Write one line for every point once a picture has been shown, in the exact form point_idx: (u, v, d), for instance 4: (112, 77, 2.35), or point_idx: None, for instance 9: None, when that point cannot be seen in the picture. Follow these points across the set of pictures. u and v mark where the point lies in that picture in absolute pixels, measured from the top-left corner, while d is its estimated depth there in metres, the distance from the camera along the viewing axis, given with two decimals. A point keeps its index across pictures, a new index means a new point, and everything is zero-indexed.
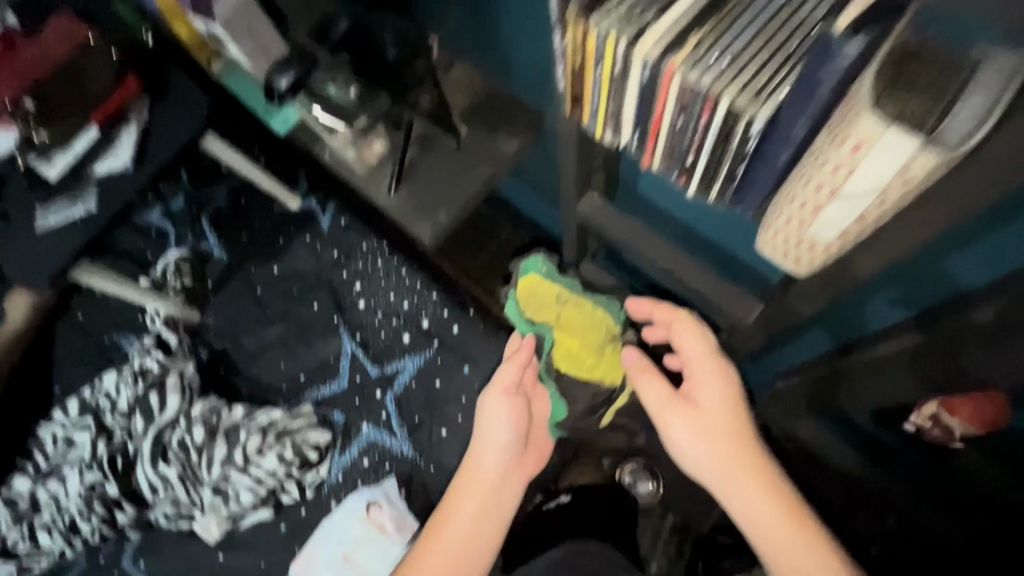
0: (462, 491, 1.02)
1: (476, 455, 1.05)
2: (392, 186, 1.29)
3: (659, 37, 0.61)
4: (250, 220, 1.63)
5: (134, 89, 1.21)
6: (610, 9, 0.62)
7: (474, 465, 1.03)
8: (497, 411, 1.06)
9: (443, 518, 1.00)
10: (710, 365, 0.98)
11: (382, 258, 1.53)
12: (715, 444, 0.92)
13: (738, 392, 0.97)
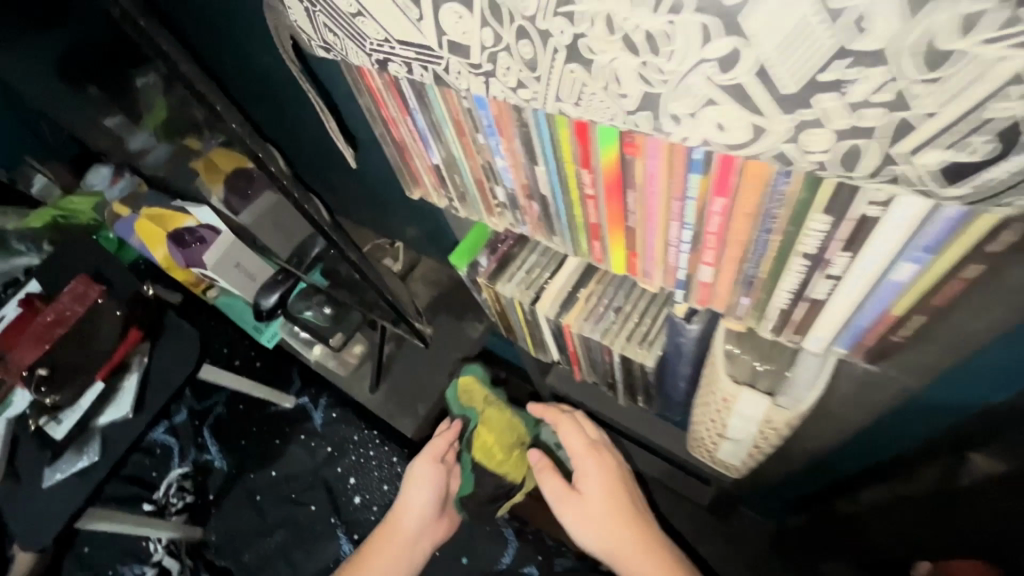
0: (388, 526, 1.22)
1: (409, 492, 1.23)
2: (370, 387, 1.43)
3: (554, 296, 0.73)
4: (248, 424, 1.68)
5: (135, 339, 1.34)
6: (511, 274, 0.75)
7: (402, 499, 1.23)
8: (422, 475, 1.22)
9: (378, 542, 1.20)
10: (586, 452, 1.14)
11: (374, 447, 1.58)
12: (594, 510, 1.07)
13: (615, 467, 1.13)
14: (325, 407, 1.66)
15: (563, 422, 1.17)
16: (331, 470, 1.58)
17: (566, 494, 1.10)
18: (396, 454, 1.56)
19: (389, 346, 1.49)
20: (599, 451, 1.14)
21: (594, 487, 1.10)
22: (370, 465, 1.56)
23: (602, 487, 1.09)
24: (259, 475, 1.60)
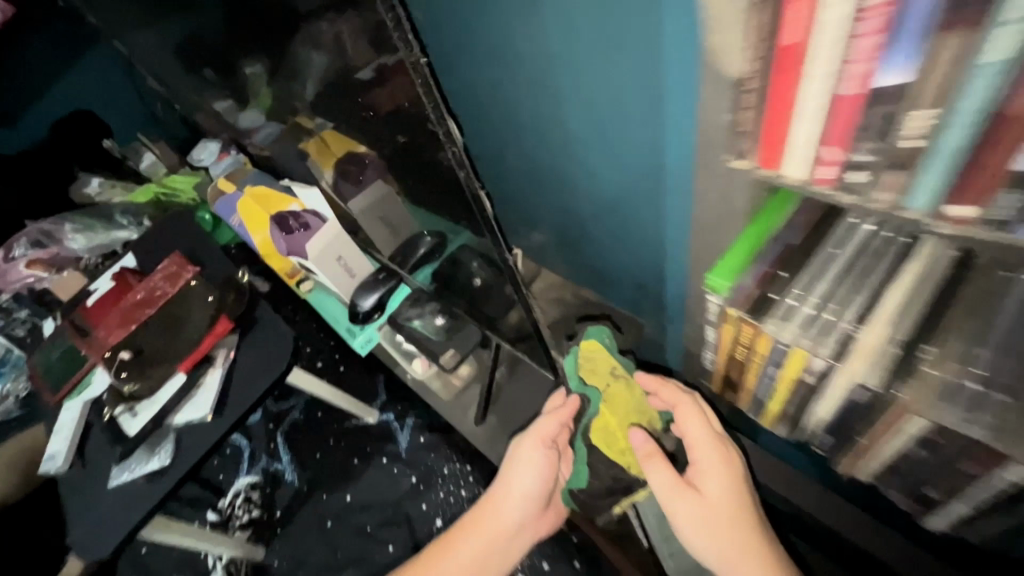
0: (480, 514, 1.00)
1: (508, 475, 1.01)
2: (478, 418, 1.17)
3: (870, 357, 0.51)
4: (325, 435, 1.51)
5: (223, 330, 1.18)
6: (793, 314, 0.54)
7: (499, 485, 1.01)
8: (531, 462, 0.99)
9: (463, 529, 0.99)
10: (709, 448, 0.87)
11: (468, 483, 1.35)
12: (713, 521, 0.81)
13: (741, 472, 0.85)
14: (414, 428, 1.45)
15: (685, 408, 0.90)
16: (414, 503, 1.35)
17: (681, 496, 0.84)
18: (493, 495, 1.32)
19: (502, 368, 1.23)
20: (725, 446, 0.87)
21: (719, 494, 0.83)
22: (463, 505, 1.33)
23: (727, 491, 0.83)
24: (332, 496, 1.41)
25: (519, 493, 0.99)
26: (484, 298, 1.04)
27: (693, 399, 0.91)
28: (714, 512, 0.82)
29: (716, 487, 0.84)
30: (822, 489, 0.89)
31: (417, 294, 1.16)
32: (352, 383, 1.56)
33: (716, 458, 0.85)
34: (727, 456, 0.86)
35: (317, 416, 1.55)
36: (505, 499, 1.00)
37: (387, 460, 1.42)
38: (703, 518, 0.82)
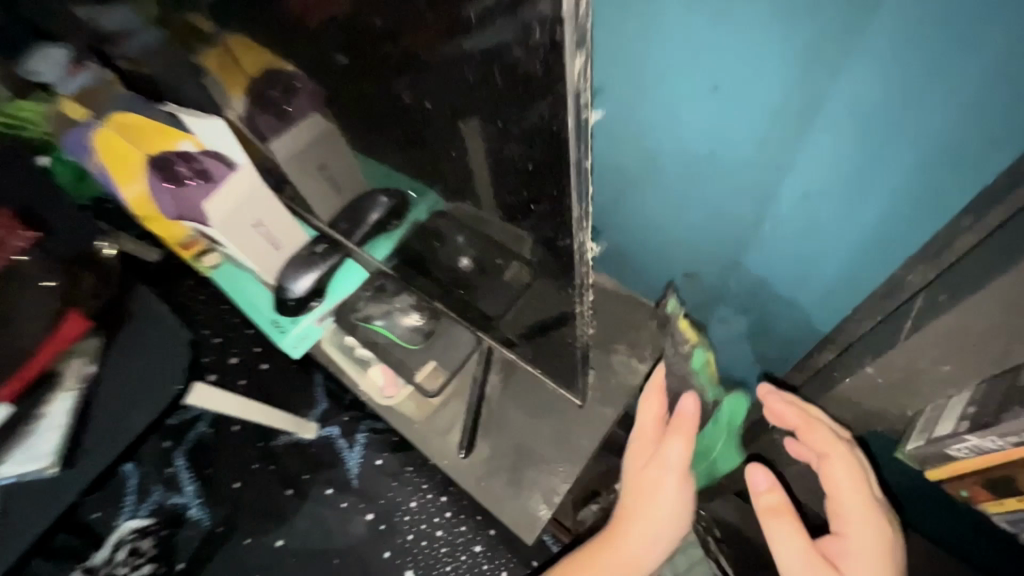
0: (586, 561, 0.76)
1: (637, 510, 0.77)
2: (463, 450, 0.86)
3: None
4: (245, 455, 1.15)
5: (74, 333, 0.70)
6: None
7: (630, 520, 0.77)
8: (671, 455, 0.78)
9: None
10: (861, 520, 0.72)
11: (444, 522, 1.02)
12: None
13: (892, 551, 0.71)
14: (367, 448, 1.12)
15: (840, 465, 0.72)
16: (371, 550, 1.04)
17: (813, 572, 0.71)
18: (480, 537, 1.00)
19: (495, 377, 0.92)
20: (886, 519, 0.72)
21: (866, 574, 0.70)
22: (438, 552, 1.01)
23: (875, 574, 0.70)
24: (258, 542, 1.08)
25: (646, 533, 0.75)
26: (487, 296, 0.71)
27: (851, 450, 0.73)
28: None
29: (864, 566, 0.70)
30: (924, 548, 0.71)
31: (379, 282, 0.80)
32: (281, 388, 1.21)
33: (871, 532, 0.71)
34: (885, 530, 0.72)
35: (232, 431, 1.17)
36: (629, 546, 0.75)
37: (332, 491, 1.10)
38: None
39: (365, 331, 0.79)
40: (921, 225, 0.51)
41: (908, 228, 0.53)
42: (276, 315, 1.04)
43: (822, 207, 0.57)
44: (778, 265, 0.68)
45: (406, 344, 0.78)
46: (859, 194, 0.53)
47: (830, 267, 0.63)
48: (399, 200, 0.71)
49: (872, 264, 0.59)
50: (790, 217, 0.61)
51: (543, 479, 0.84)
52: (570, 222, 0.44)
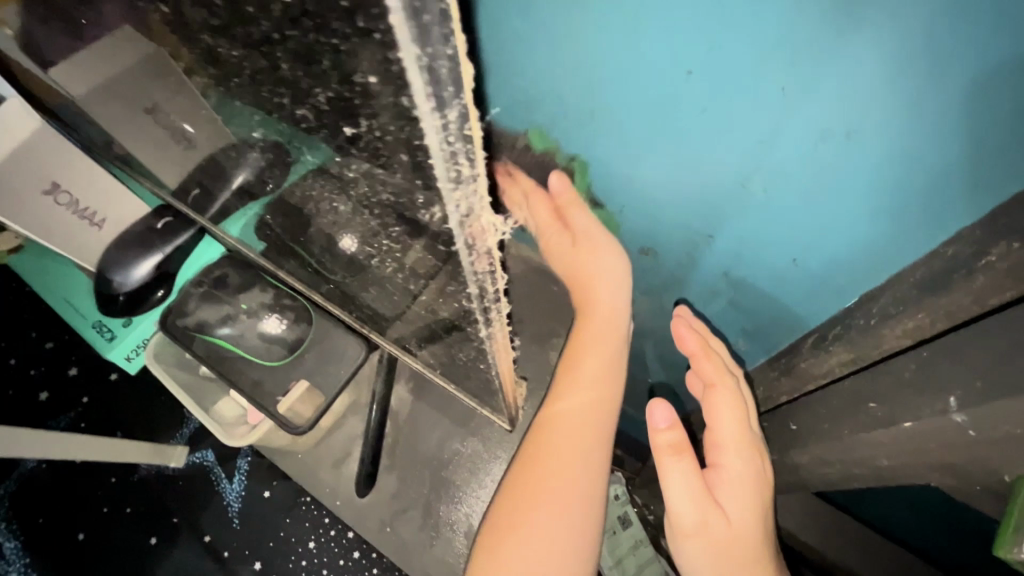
0: (539, 441, 0.52)
1: (583, 343, 0.56)
2: (363, 488, 0.66)
3: None
4: (90, 496, 0.89)
5: None
6: None
7: (577, 359, 0.55)
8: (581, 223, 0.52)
9: (523, 489, 0.50)
10: (739, 452, 0.51)
11: (351, 564, 0.82)
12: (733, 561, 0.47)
13: (761, 471, 0.51)
14: (250, 477, 0.89)
15: (729, 388, 0.53)
16: None
17: (706, 517, 0.48)
18: None
19: (404, 387, 0.71)
20: (761, 452, 0.52)
21: (753, 507, 0.50)
22: None
23: (755, 513, 0.50)
24: None
25: (602, 367, 0.54)
26: (371, 295, 0.49)
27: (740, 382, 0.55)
28: (743, 546, 0.48)
29: (742, 505, 0.49)
30: None
31: (222, 272, 0.56)
32: (139, 405, 0.95)
33: (749, 470, 0.50)
34: (753, 464, 0.51)
35: (71, 464, 0.91)
36: (578, 399, 0.53)
37: (207, 535, 0.86)
38: (731, 555, 0.48)
39: (203, 344, 0.55)
40: (922, 233, 0.33)
41: (900, 237, 0.34)
42: (102, 315, 0.77)
43: (783, 206, 0.37)
44: (728, 275, 0.50)
45: (265, 362, 0.55)
46: (828, 201, 0.34)
47: (791, 282, 0.45)
48: (264, 153, 0.47)
49: (862, 271, 0.39)
50: (737, 219, 0.41)
51: (466, 517, 0.66)
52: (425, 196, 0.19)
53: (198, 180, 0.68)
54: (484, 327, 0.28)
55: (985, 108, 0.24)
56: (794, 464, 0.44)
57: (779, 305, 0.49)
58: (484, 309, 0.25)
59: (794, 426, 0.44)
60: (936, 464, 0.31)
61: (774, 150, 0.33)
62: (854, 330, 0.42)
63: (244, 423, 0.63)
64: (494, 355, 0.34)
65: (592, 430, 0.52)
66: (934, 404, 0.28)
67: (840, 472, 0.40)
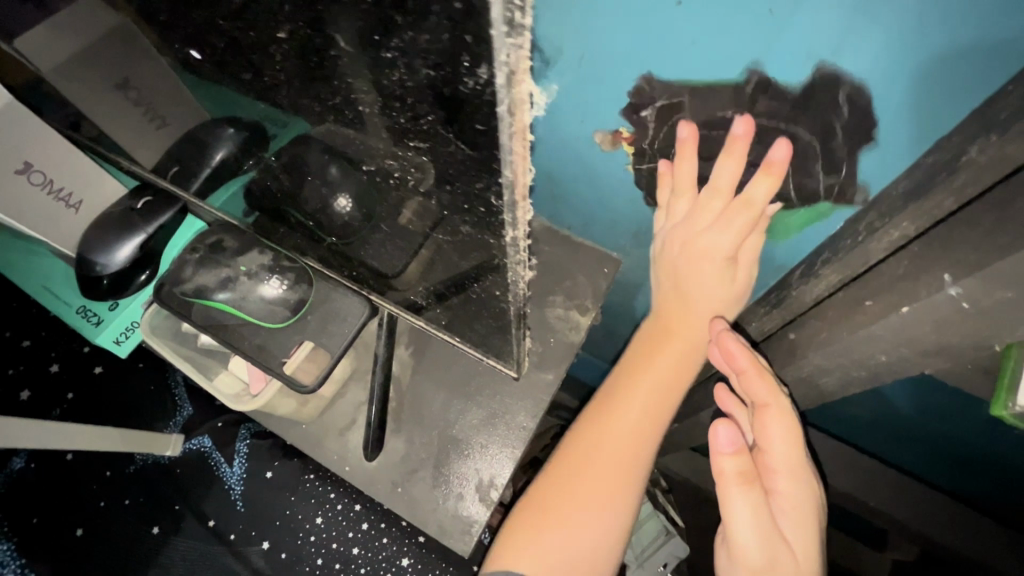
0: (597, 445, 0.56)
1: (647, 364, 0.58)
2: (371, 450, 0.66)
3: None
4: (85, 492, 0.87)
5: None
6: None
7: (638, 378, 0.57)
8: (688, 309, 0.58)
9: (568, 487, 0.56)
10: (791, 476, 0.52)
11: (360, 536, 0.83)
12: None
13: (812, 490, 0.53)
14: (250, 459, 0.88)
15: (785, 418, 0.51)
16: None
17: (770, 550, 0.50)
18: (407, 548, 0.82)
19: (404, 352, 0.72)
20: (808, 470, 0.54)
21: (801, 535, 0.52)
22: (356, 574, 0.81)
23: (809, 536, 0.52)
24: None
25: (671, 368, 0.57)
26: (375, 252, 0.50)
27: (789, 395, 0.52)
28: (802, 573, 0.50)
29: (795, 534, 0.52)
30: (912, 488, 0.65)
31: (216, 238, 0.55)
32: (127, 396, 0.93)
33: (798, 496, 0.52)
34: (802, 483, 0.53)
35: (62, 462, 0.88)
36: (631, 410, 0.56)
37: (211, 520, 0.85)
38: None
39: (201, 311, 0.55)
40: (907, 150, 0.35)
41: (881, 160, 0.36)
42: (86, 300, 0.75)
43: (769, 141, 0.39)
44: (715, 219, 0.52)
45: (270, 325, 0.54)
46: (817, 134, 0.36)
47: (776, 220, 0.47)
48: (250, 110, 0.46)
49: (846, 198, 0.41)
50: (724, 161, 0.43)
51: (476, 471, 0.66)
52: (465, 55, 0.18)
53: (179, 157, 0.67)
54: (513, 233, 0.27)
55: (963, 23, 0.26)
56: (795, 377, 0.46)
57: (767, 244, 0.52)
58: (517, 208, 0.24)
59: (791, 343, 0.47)
60: (936, 349, 0.33)
61: (765, 88, 0.34)
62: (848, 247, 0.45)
63: (245, 394, 0.62)
64: (513, 278, 0.34)
65: (640, 450, 0.56)
66: (930, 284, 0.30)
67: (839, 379, 0.42)
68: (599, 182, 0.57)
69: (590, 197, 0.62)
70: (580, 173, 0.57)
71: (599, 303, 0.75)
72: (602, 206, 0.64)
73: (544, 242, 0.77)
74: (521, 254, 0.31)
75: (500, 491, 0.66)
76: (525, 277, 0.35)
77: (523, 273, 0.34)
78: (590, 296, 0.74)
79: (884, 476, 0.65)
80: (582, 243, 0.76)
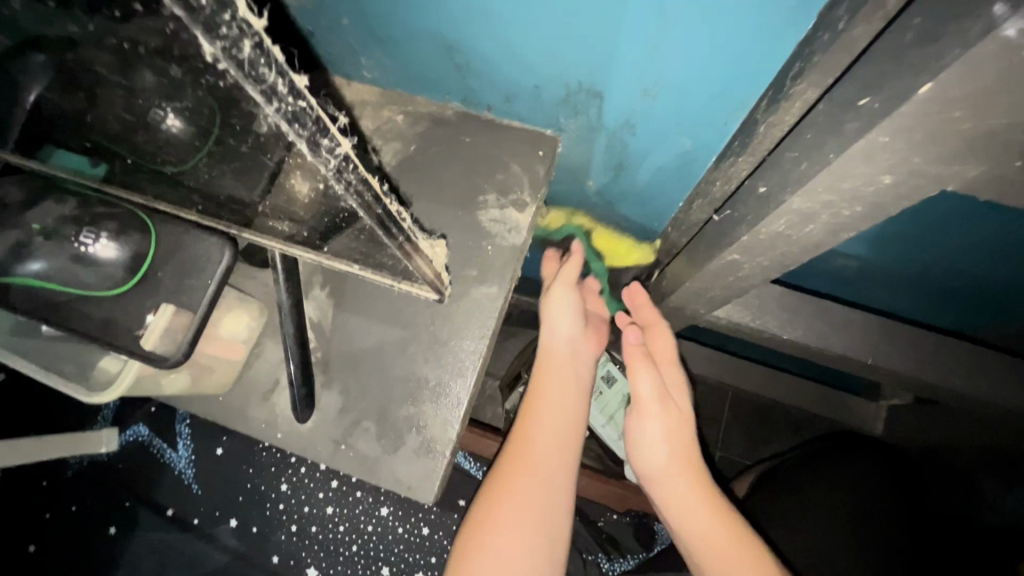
0: (517, 455, 0.56)
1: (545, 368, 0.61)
2: (300, 410, 0.57)
3: None
4: (23, 505, 0.79)
5: None
6: None
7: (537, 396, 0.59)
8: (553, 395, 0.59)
9: (498, 503, 0.54)
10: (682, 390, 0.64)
11: (331, 494, 0.77)
12: (673, 453, 0.60)
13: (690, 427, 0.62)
14: (197, 439, 0.80)
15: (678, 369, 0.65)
16: (250, 565, 0.76)
17: (660, 400, 0.61)
18: (384, 497, 0.76)
19: (320, 295, 0.61)
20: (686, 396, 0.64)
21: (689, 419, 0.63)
22: (335, 532, 0.76)
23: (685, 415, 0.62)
24: None
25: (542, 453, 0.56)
26: (217, 174, 0.38)
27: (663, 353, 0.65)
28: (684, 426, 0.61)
29: (679, 395, 0.64)
30: (910, 336, 0.58)
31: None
32: (43, 398, 0.82)
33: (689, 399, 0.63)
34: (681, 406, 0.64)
35: None
36: (527, 481, 0.55)
37: (169, 509, 0.78)
38: (676, 438, 0.61)
39: (21, 293, 0.42)
40: None
41: None
42: None
43: None
44: (652, 56, 0.41)
45: (114, 292, 0.43)
46: None
47: (720, 38, 0.36)
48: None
49: None
50: None
51: (425, 412, 0.58)
52: None
53: None
54: (211, 49, 0.20)
55: None
56: (767, 233, 0.36)
57: (717, 80, 0.40)
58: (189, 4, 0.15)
59: (761, 189, 0.35)
60: (970, 143, 0.22)
61: None
62: (825, 44, 0.32)
63: (98, 387, 0.49)
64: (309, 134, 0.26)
65: (554, 465, 0.56)
66: (967, 27, 0.19)
67: (827, 223, 0.32)
68: (507, 29, 0.45)
69: (496, 54, 0.49)
70: (480, 16, 0.44)
71: (538, 194, 0.63)
72: (519, 71, 0.51)
73: (463, 132, 0.64)
74: (282, 101, 0.23)
75: (457, 428, 0.58)
76: (335, 146, 0.27)
77: (328, 143, 0.26)
78: (526, 188, 0.63)
79: (878, 327, 0.58)
80: (507, 125, 0.63)
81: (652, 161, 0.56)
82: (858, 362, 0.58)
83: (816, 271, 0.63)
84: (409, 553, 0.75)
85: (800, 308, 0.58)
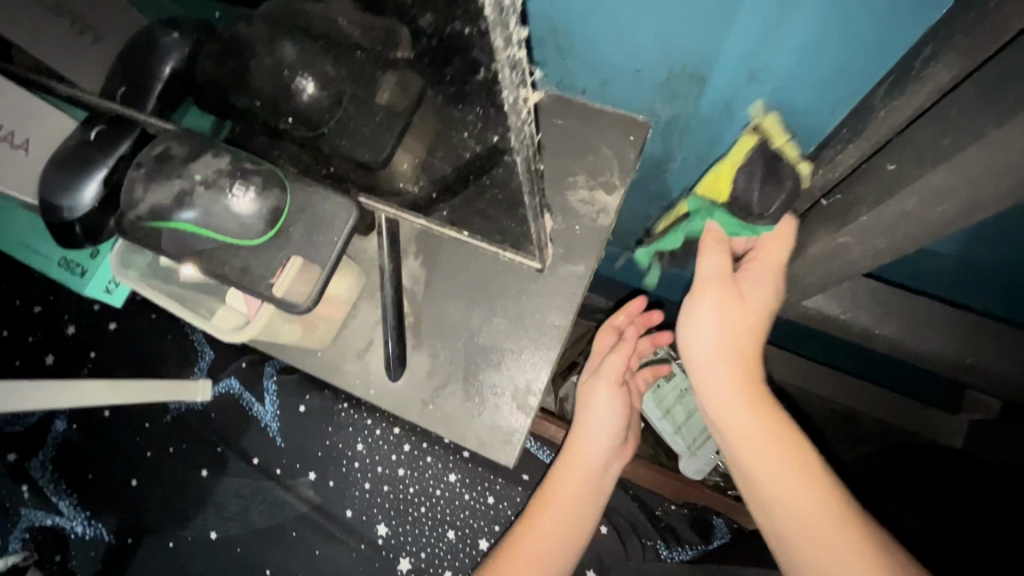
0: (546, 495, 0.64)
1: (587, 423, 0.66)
2: (392, 368, 0.61)
3: None
4: (127, 443, 0.87)
5: None
6: None
7: (579, 446, 0.65)
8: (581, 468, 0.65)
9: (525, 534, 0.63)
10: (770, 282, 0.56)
11: (403, 457, 0.81)
12: (731, 349, 0.57)
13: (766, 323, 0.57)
14: (281, 396, 0.85)
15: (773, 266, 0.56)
16: (326, 516, 0.81)
17: (723, 295, 0.56)
18: (452, 465, 0.80)
19: (415, 263, 0.64)
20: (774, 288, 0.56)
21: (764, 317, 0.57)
22: (406, 493, 0.80)
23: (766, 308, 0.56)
24: (184, 542, 0.82)
25: (568, 509, 0.63)
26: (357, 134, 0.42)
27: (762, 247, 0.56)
28: (757, 322, 0.56)
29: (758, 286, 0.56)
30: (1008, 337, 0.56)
31: (164, 148, 0.46)
32: (147, 348, 0.90)
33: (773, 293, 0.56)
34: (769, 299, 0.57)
35: (100, 419, 0.87)
36: (550, 523, 0.63)
37: (254, 457, 0.84)
38: (738, 331, 0.57)
39: (174, 238, 0.46)
40: None
41: None
42: (66, 251, 0.69)
43: None
44: (764, 41, 0.41)
45: (250, 243, 0.46)
46: None
47: (853, 20, 0.36)
48: None
49: None
50: None
51: (510, 379, 0.61)
52: None
53: (125, 72, 0.56)
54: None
55: None
56: (888, 216, 0.37)
57: (834, 64, 0.41)
58: None
59: (888, 170, 0.36)
60: None
61: None
62: (968, 27, 0.33)
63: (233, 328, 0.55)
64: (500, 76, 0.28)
65: (580, 515, 0.64)
66: None
67: (961, 203, 0.32)
68: (617, 12, 0.46)
69: (603, 38, 0.51)
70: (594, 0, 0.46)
71: (628, 177, 0.64)
72: (621, 55, 0.52)
73: (557, 115, 0.66)
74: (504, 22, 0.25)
75: (538, 398, 0.60)
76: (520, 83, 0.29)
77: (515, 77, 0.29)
78: (616, 171, 0.64)
79: (971, 327, 0.57)
80: (600, 109, 0.64)
81: (750, 148, 0.56)
82: (952, 361, 0.57)
83: (913, 269, 0.61)
84: (474, 519, 0.79)
85: (894, 300, 0.57)
